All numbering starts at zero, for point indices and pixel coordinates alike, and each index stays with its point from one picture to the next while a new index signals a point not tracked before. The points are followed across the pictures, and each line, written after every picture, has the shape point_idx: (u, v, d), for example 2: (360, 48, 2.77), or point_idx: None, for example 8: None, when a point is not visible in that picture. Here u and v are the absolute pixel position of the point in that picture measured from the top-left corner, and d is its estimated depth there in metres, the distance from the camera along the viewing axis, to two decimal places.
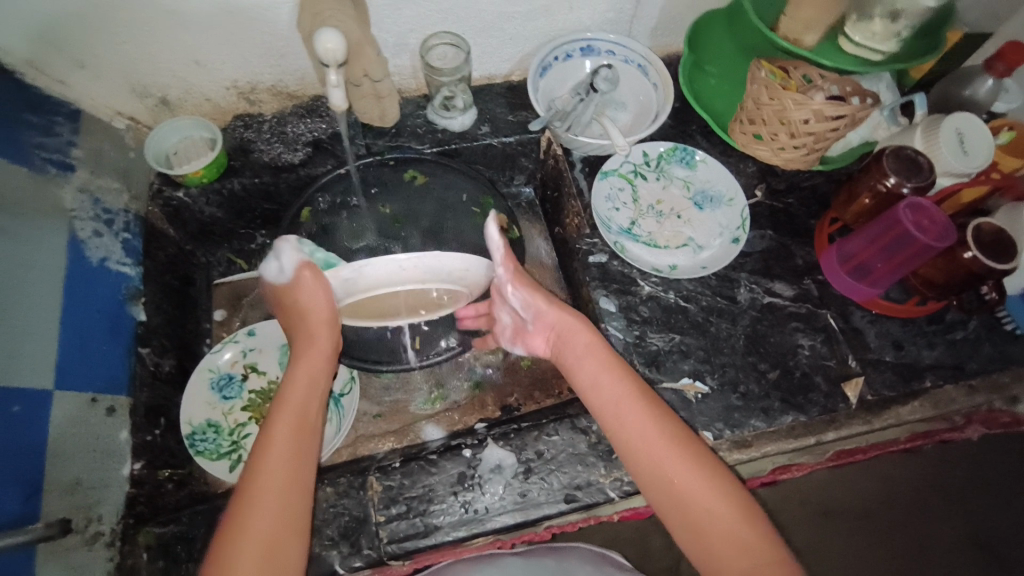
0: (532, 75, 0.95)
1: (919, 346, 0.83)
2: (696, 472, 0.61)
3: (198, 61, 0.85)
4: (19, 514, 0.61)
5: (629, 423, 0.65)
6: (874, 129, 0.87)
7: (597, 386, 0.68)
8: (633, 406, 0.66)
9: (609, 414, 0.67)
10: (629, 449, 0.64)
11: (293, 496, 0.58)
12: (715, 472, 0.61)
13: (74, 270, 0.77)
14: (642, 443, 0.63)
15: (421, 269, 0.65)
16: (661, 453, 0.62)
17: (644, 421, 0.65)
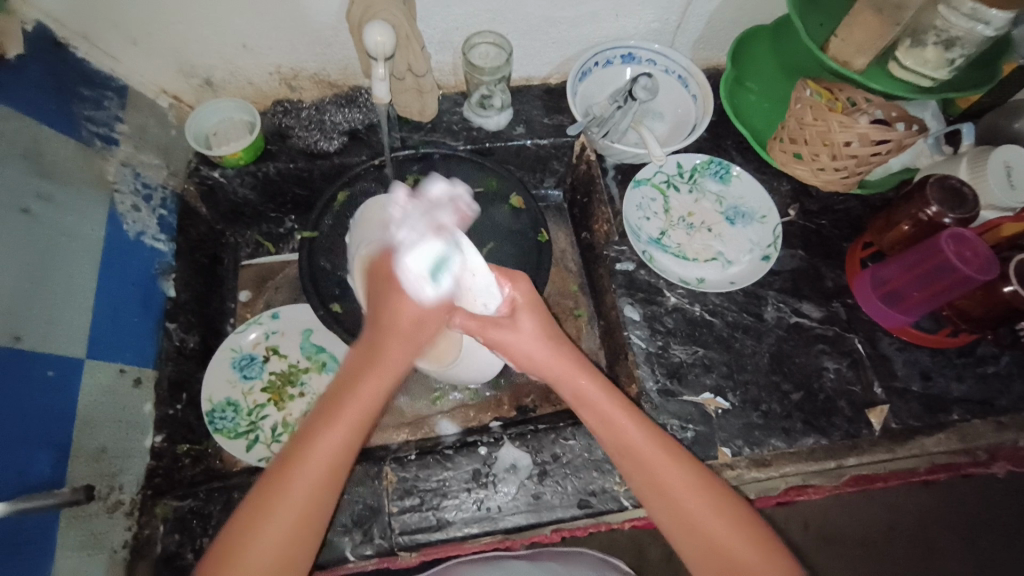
0: (572, 80, 0.95)
1: (948, 377, 0.82)
2: (709, 505, 0.62)
3: (247, 46, 0.86)
4: (47, 478, 0.63)
5: (648, 461, 0.63)
6: (917, 156, 0.87)
7: (608, 421, 0.65)
8: (649, 445, 0.64)
9: (624, 454, 0.65)
10: (645, 492, 0.64)
11: (322, 500, 0.58)
12: (727, 509, 0.62)
13: (112, 241, 0.78)
14: (658, 479, 0.63)
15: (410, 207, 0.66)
16: (677, 488, 0.63)
17: (660, 460, 0.64)
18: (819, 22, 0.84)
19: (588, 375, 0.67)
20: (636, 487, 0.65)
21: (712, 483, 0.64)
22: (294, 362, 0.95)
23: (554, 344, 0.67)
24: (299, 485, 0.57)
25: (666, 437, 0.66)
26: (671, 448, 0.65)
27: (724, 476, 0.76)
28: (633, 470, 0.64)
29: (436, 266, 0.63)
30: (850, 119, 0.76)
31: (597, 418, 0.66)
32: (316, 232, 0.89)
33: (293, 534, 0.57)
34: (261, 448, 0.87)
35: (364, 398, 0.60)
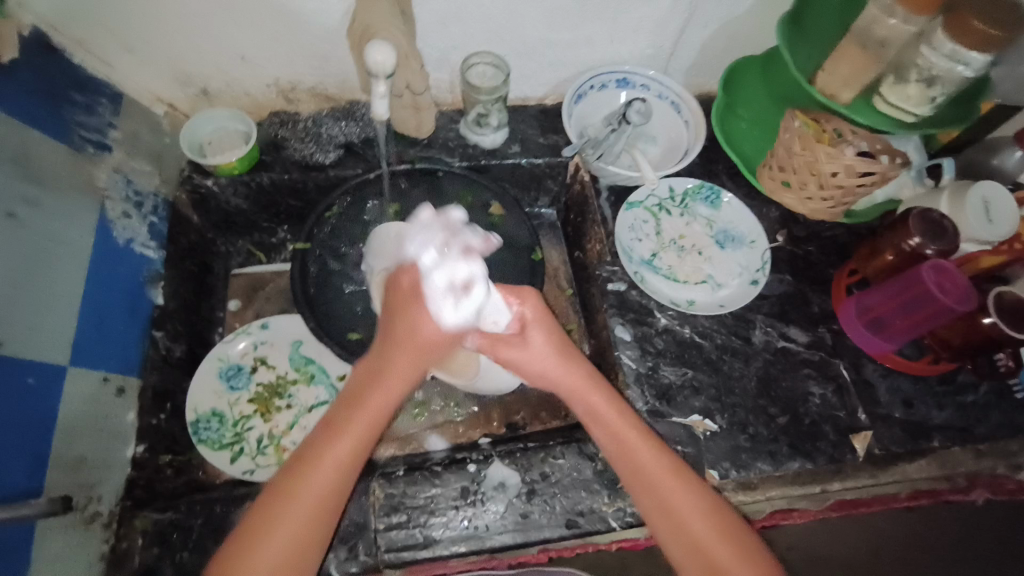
0: (567, 102, 0.97)
1: (929, 404, 0.84)
2: (733, 555, 0.61)
3: (245, 58, 0.87)
4: (23, 488, 0.61)
5: (665, 494, 0.64)
6: (900, 189, 0.87)
7: (632, 454, 0.65)
8: (667, 478, 0.64)
9: (649, 498, 0.64)
10: (662, 523, 0.64)
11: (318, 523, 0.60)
12: (755, 561, 0.62)
13: (101, 247, 0.77)
14: (677, 525, 0.63)
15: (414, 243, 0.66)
16: (697, 533, 0.62)
17: (688, 510, 0.63)
18: (807, 55, 0.86)
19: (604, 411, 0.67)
20: (662, 533, 0.64)
21: (745, 540, 0.63)
22: (282, 373, 0.93)
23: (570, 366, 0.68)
24: (298, 504, 0.59)
25: (689, 471, 0.66)
26: (701, 494, 0.64)
27: None
28: (655, 512, 0.64)
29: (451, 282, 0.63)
30: (838, 151, 0.79)
31: (618, 448, 0.66)
32: (310, 242, 0.89)
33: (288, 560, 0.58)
34: (246, 460, 0.85)
35: (369, 412, 0.63)
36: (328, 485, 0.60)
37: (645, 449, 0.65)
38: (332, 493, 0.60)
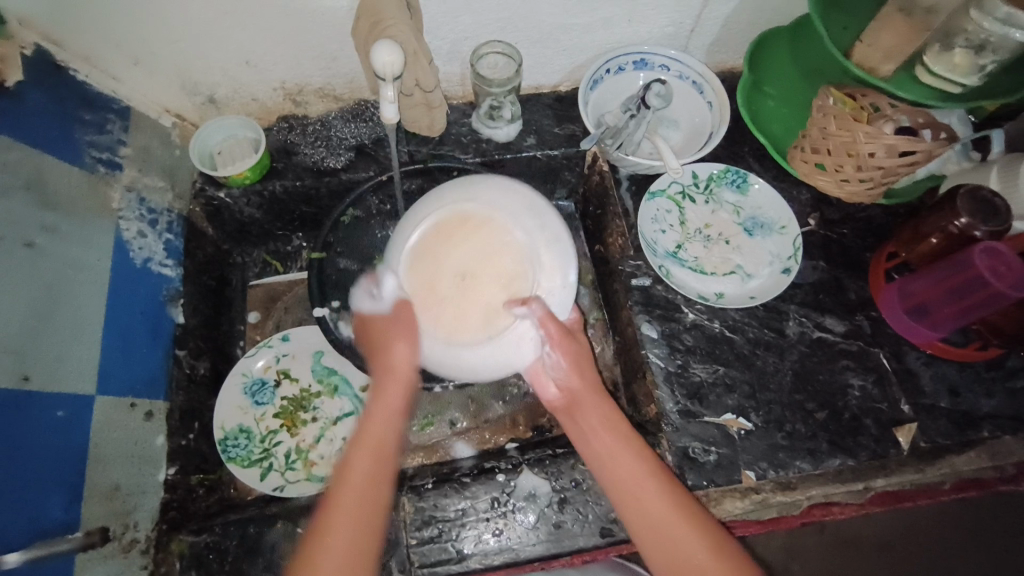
0: (584, 88, 0.92)
1: (977, 393, 0.80)
2: (688, 528, 0.62)
3: (250, 62, 0.84)
4: (61, 521, 0.62)
5: (650, 504, 0.63)
6: (944, 163, 0.82)
7: (618, 465, 0.66)
8: (657, 493, 0.64)
9: (615, 481, 0.65)
10: (647, 533, 0.62)
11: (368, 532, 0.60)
12: (703, 531, 0.62)
13: (120, 270, 0.77)
14: (639, 508, 0.63)
15: (528, 202, 0.66)
16: (657, 514, 0.62)
17: (650, 491, 0.64)
18: (843, 25, 0.81)
19: (587, 407, 0.70)
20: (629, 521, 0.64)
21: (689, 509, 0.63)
22: (306, 386, 0.93)
23: (579, 371, 0.70)
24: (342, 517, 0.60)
25: (673, 482, 0.65)
26: (654, 466, 0.66)
27: (749, 499, 0.76)
28: (619, 494, 0.65)
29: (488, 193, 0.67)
30: (877, 129, 0.74)
31: (605, 456, 0.67)
32: (326, 251, 0.87)
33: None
34: (276, 476, 0.86)
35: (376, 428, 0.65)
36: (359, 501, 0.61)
37: (632, 460, 0.66)
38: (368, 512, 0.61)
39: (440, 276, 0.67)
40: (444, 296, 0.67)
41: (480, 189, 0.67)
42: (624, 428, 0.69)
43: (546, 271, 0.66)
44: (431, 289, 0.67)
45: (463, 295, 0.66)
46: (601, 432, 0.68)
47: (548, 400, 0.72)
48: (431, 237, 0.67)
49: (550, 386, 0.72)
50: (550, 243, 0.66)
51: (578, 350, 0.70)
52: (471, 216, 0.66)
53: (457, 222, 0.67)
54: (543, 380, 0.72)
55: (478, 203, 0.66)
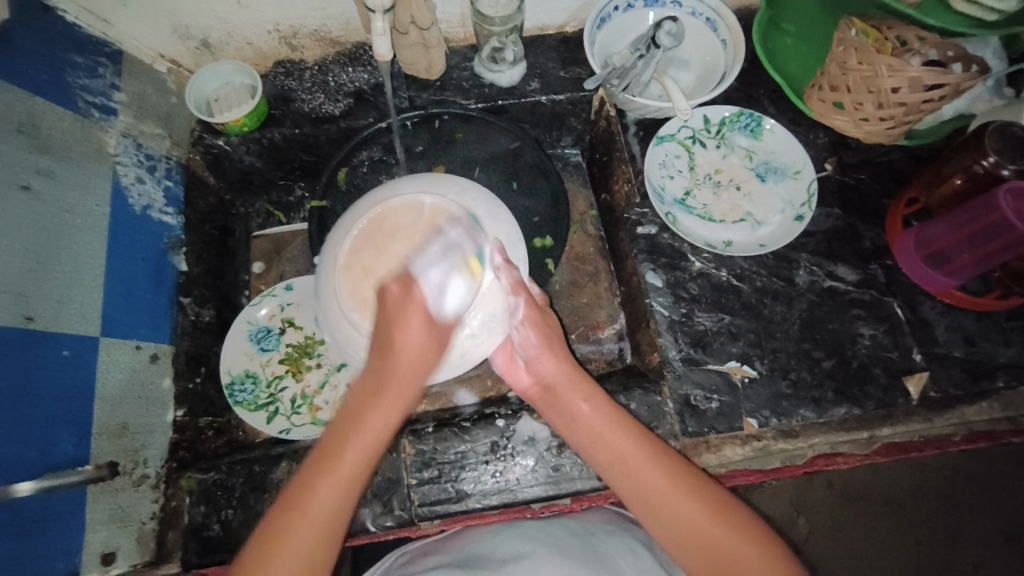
0: (590, 27, 0.88)
1: (994, 342, 0.77)
2: (674, 486, 0.62)
3: (241, 3, 0.81)
4: (73, 456, 0.64)
5: (643, 482, 0.63)
6: (973, 101, 0.76)
7: (601, 441, 0.65)
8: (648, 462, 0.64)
9: (602, 459, 0.65)
10: (642, 510, 0.63)
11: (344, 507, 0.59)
12: (698, 489, 0.62)
13: (118, 216, 0.76)
14: (631, 479, 0.63)
15: (509, 232, 0.66)
16: (652, 482, 0.63)
17: (643, 464, 0.63)
18: None
19: (562, 388, 0.68)
20: (614, 485, 0.65)
21: (672, 467, 0.64)
22: (310, 334, 0.94)
23: (551, 347, 0.69)
24: (354, 451, 0.60)
25: (669, 456, 0.65)
26: (656, 451, 0.64)
27: (750, 446, 0.74)
28: (607, 464, 0.65)
29: (490, 206, 0.66)
30: (902, 62, 0.69)
31: (587, 437, 0.66)
32: (326, 200, 0.87)
33: (331, 517, 0.58)
34: (282, 420, 0.87)
35: (371, 431, 0.60)
36: (337, 499, 0.58)
37: (617, 437, 0.65)
38: (341, 507, 0.58)
39: (398, 237, 0.63)
40: (386, 253, 0.63)
41: (501, 235, 0.65)
42: (600, 396, 0.68)
43: (484, 307, 0.63)
44: (388, 243, 0.63)
45: (393, 279, 0.62)
46: (574, 422, 0.67)
47: (520, 389, 0.71)
48: (435, 218, 0.63)
49: (523, 374, 0.70)
50: (492, 311, 0.64)
51: (549, 334, 0.69)
52: (477, 242, 0.63)
53: (438, 215, 0.63)
54: (514, 367, 0.70)
55: (494, 240, 0.64)
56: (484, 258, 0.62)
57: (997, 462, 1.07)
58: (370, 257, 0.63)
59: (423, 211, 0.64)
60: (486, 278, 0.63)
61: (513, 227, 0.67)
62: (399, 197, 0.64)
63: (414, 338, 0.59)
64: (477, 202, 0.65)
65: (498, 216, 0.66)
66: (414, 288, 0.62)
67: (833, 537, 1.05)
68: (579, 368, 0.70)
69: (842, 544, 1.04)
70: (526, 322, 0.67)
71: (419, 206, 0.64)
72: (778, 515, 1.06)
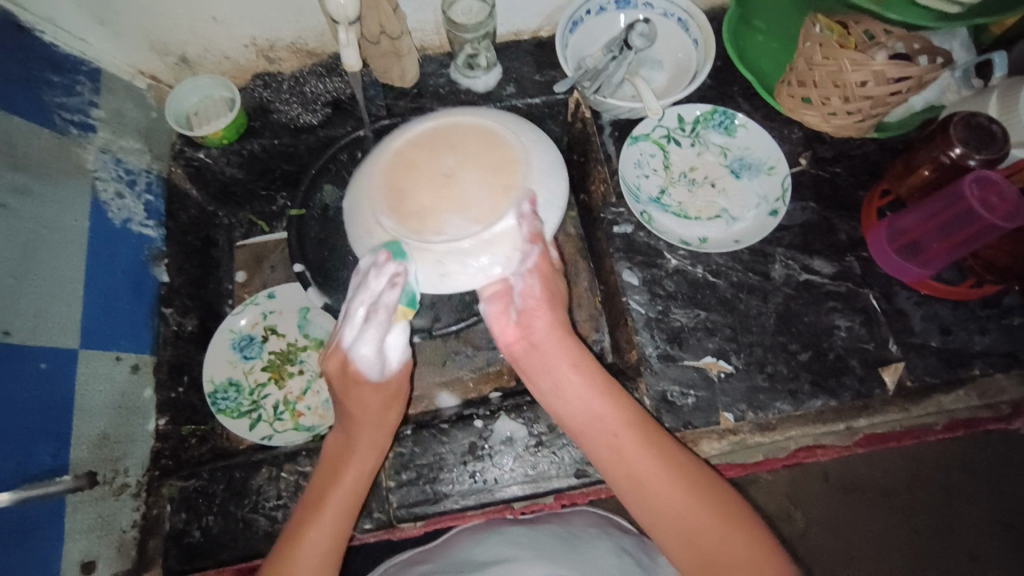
0: (562, 31, 0.89)
1: (970, 331, 0.77)
2: (662, 468, 0.62)
3: (217, 18, 0.83)
4: (52, 467, 0.65)
5: (631, 461, 0.62)
6: (943, 92, 0.78)
7: (589, 412, 0.65)
8: (636, 444, 0.63)
9: (586, 431, 0.65)
10: (628, 491, 0.62)
11: (359, 486, 0.66)
12: (685, 475, 0.62)
13: (97, 229, 0.78)
14: (618, 459, 0.63)
15: (549, 191, 0.66)
16: (639, 466, 0.62)
17: (631, 443, 0.63)
18: None
19: (548, 355, 0.67)
20: (602, 464, 0.64)
21: (664, 445, 0.64)
22: (293, 341, 0.95)
23: (549, 308, 0.68)
24: (337, 493, 0.65)
25: (659, 435, 0.64)
26: (645, 432, 0.64)
27: (727, 440, 0.75)
28: (593, 444, 0.65)
29: (553, 167, 0.67)
30: (865, 56, 0.70)
31: (576, 405, 0.66)
32: (305, 208, 0.88)
33: (338, 534, 0.63)
34: (264, 426, 0.88)
35: (362, 447, 0.67)
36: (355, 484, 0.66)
37: (607, 413, 0.65)
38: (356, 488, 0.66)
39: (453, 150, 0.64)
40: (439, 159, 0.63)
41: (539, 193, 0.65)
42: (595, 368, 0.68)
43: (493, 243, 0.62)
44: (445, 151, 0.64)
45: (435, 181, 0.62)
46: (564, 386, 0.66)
47: (506, 342, 0.69)
48: (499, 153, 0.64)
49: (511, 327, 0.68)
50: (501, 254, 0.63)
51: (548, 291, 0.68)
52: (517, 186, 0.64)
53: (505, 149, 0.65)
54: (505, 318, 0.68)
55: (531, 192, 0.64)
56: (518, 202, 0.63)
57: (990, 451, 1.06)
58: (424, 156, 0.64)
59: (489, 137, 0.65)
60: (510, 220, 0.62)
61: (560, 194, 0.67)
62: (477, 122, 0.66)
63: (374, 380, 0.67)
64: (540, 156, 0.67)
65: (551, 175, 0.66)
66: (444, 195, 0.62)
67: (829, 532, 1.04)
68: (573, 337, 0.69)
69: (837, 537, 1.04)
70: (531, 272, 0.66)
71: (490, 134, 0.65)
72: (773, 510, 1.06)
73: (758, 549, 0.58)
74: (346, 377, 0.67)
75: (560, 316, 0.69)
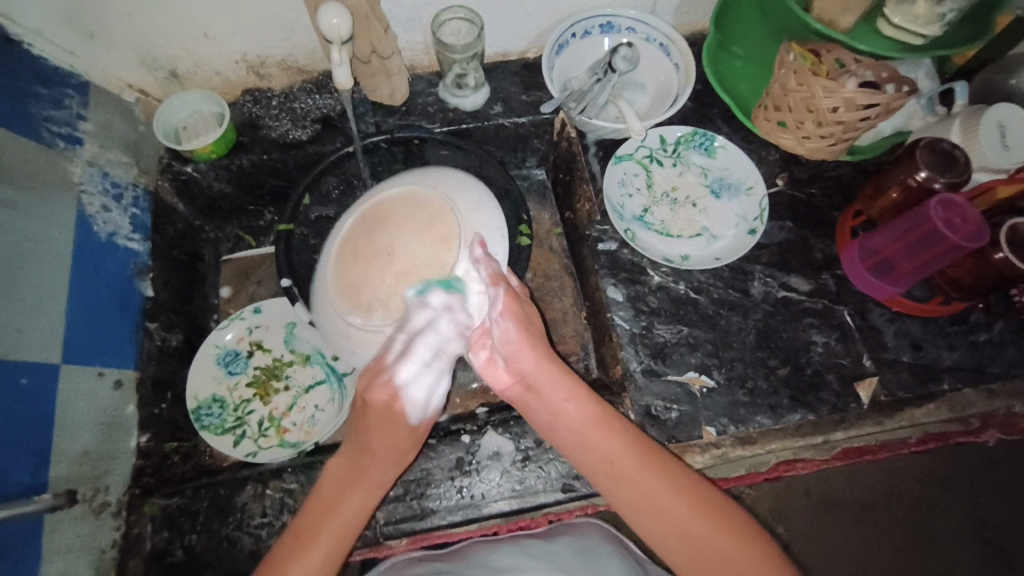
0: (548, 53, 0.91)
1: (939, 347, 0.80)
2: (668, 489, 0.63)
3: (208, 34, 0.84)
4: (30, 485, 0.63)
5: (637, 488, 0.63)
6: (910, 117, 0.84)
7: (589, 445, 0.66)
8: (640, 469, 0.64)
9: (589, 465, 0.66)
10: (639, 518, 0.64)
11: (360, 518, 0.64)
12: (689, 493, 0.63)
13: (83, 244, 0.77)
14: (624, 485, 0.64)
15: (488, 229, 0.70)
16: (647, 490, 0.63)
17: (631, 467, 0.64)
18: None
19: (541, 389, 0.67)
20: (609, 493, 0.65)
21: (665, 467, 0.65)
22: (279, 356, 0.95)
23: (530, 343, 0.67)
24: (331, 525, 0.62)
25: (661, 458, 0.65)
26: (645, 455, 0.65)
27: (709, 454, 0.75)
28: (598, 473, 0.66)
29: (482, 211, 0.70)
30: (835, 83, 0.73)
31: (575, 440, 0.67)
32: (293, 223, 0.87)
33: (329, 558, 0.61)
34: (249, 443, 0.87)
35: (371, 480, 0.66)
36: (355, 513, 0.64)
37: (607, 442, 0.66)
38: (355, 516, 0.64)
39: (388, 224, 0.66)
40: (378, 238, 0.66)
41: (480, 230, 0.69)
42: (584, 395, 0.68)
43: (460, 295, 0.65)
44: (381, 228, 0.66)
45: (381, 259, 0.65)
46: (559, 426, 0.67)
47: (500, 389, 0.68)
48: (428, 211, 0.67)
49: (502, 374, 0.68)
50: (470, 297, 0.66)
51: (527, 329, 0.67)
52: (458, 234, 0.67)
53: (432, 208, 0.67)
54: (494, 366, 0.68)
55: (473, 236, 0.68)
56: (462, 250, 0.66)
57: (964, 465, 1.09)
58: (364, 242, 0.66)
59: (415, 200, 0.68)
60: (465, 269, 0.66)
61: (497, 222, 0.71)
62: (399, 189, 0.69)
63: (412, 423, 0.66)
64: (467, 197, 0.70)
65: (484, 210, 0.70)
66: (396, 270, 0.65)
67: (812, 547, 1.06)
68: (559, 363, 0.68)
69: (820, 552, 1.06)
70: (505, 314, 0.66)
71: (414, 197, 0.68)
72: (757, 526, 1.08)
73: (767, 556, 0.61)
74: (389, 410, 0.65)
75: (541, 345, 0.68)
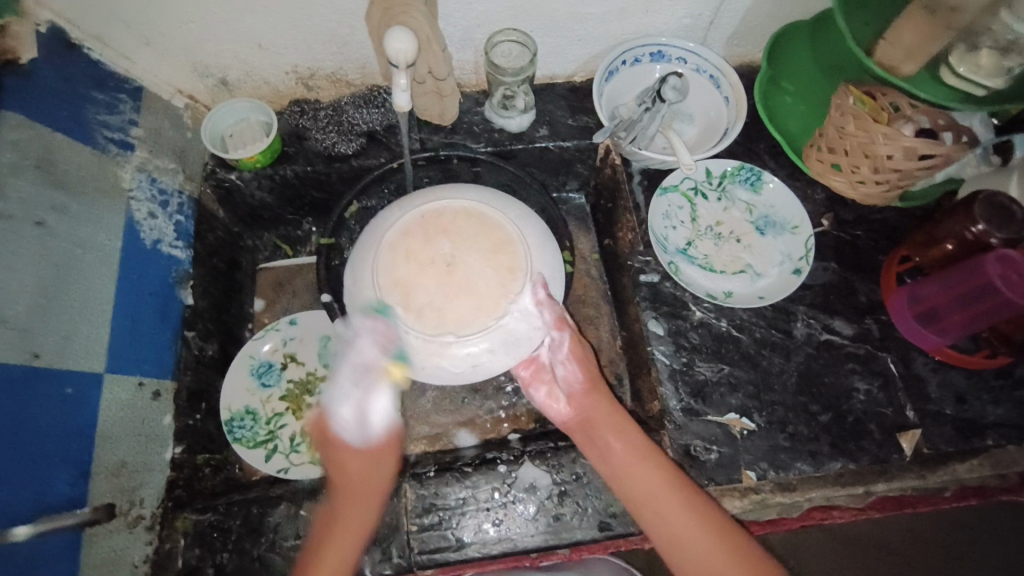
0: (599, 80, 0.90)
1: (984, 401, 0.79)
2: (710, 536, 0.63)
3: (262, 45, 0.84)
4: (69, 497, 0.63)
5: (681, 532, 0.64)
6: (964, 167, 0.79)
7: (638, 480, 0.66)
8: (685, 512, 0.64)
9: (636, 500, 0.66)
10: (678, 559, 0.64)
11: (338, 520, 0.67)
12: (732, 542, 0.63)
13: (130, 251, 0.77)
14: (666, 527, 0.64)
15: (550, 267, 0.65)
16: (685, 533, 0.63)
17: (674, 507, 0.64)
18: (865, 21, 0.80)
19: (600, 424, 0.70)
20: (652, 532, 0.65)
21: (710, 512, 0.65)
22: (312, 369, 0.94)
23: (594, 383, 0.71)
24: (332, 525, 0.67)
25: (705, 501, 0.65)
26: (691, 499, 0.65)
27: (748, 499, 0.75)
28: (641, 511, 0.66)
29: (550, 249, 0.66)
30: (896, 130, 0.72)
31: (624, 473, 0.67)
32: (334, 238, 0.86)
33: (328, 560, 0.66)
34: (281, 458, 0.87)
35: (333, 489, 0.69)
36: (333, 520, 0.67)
37: (656, 479, 0.66)
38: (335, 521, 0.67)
39: (448, 236, 0.62)
40: (435, 246, 0.62)
41: (545, 271, 0.65)
42: (633, 430, 0.70)
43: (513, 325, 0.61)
44: (440, 236, 0.62)
45: (436, 269, 0.61)
46: (617, 460, 0.69)
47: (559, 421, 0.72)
48: (494, 234, 0.63)
49: (562, 407, 0.72)
50: (525, 331, 0.62)
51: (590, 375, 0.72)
52: (524, 268, 0.63)
53: (498, 232, 0.63)
54: (554, 400, 0.72)
55: (539, 274, 0.64)
56: (526, 285, 0.62)
57: None
58: (418, 245, 0.62)
59: (482, 220, 0.64)
60: (526, 304, 0.62)
61: (557, 265, 0.67)
62: (465, 204, 0.64)
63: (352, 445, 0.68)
64: (533, 231, 0.66)
65: (548, 250, 0.66)
66: (452, 283, 0.61)
67: None
68: (609, 394, 0.72)
69: None
70: (570, 358, 0.70)
71: (480, 216, 0.64)
72: None
73: None
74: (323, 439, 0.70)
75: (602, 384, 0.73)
